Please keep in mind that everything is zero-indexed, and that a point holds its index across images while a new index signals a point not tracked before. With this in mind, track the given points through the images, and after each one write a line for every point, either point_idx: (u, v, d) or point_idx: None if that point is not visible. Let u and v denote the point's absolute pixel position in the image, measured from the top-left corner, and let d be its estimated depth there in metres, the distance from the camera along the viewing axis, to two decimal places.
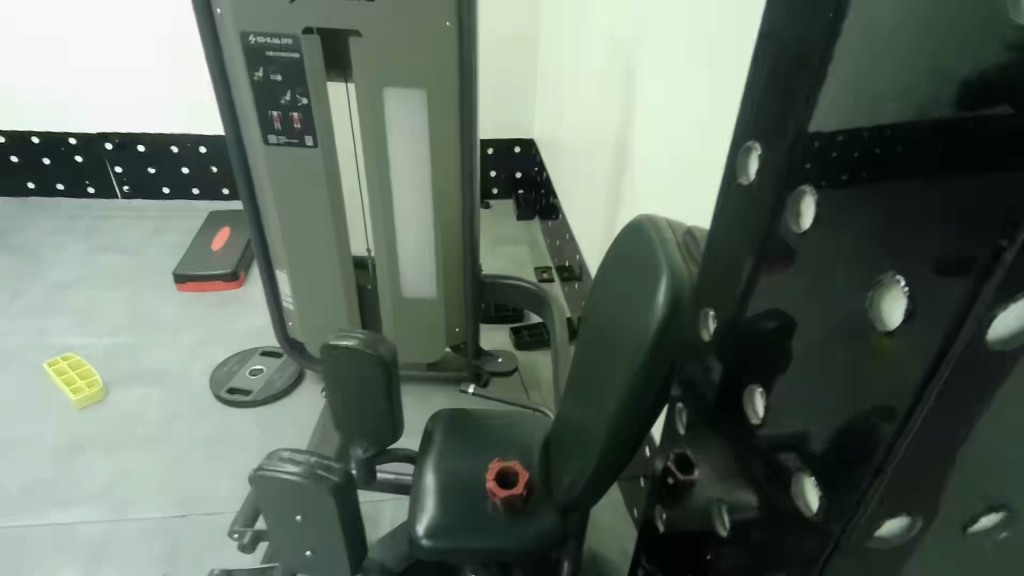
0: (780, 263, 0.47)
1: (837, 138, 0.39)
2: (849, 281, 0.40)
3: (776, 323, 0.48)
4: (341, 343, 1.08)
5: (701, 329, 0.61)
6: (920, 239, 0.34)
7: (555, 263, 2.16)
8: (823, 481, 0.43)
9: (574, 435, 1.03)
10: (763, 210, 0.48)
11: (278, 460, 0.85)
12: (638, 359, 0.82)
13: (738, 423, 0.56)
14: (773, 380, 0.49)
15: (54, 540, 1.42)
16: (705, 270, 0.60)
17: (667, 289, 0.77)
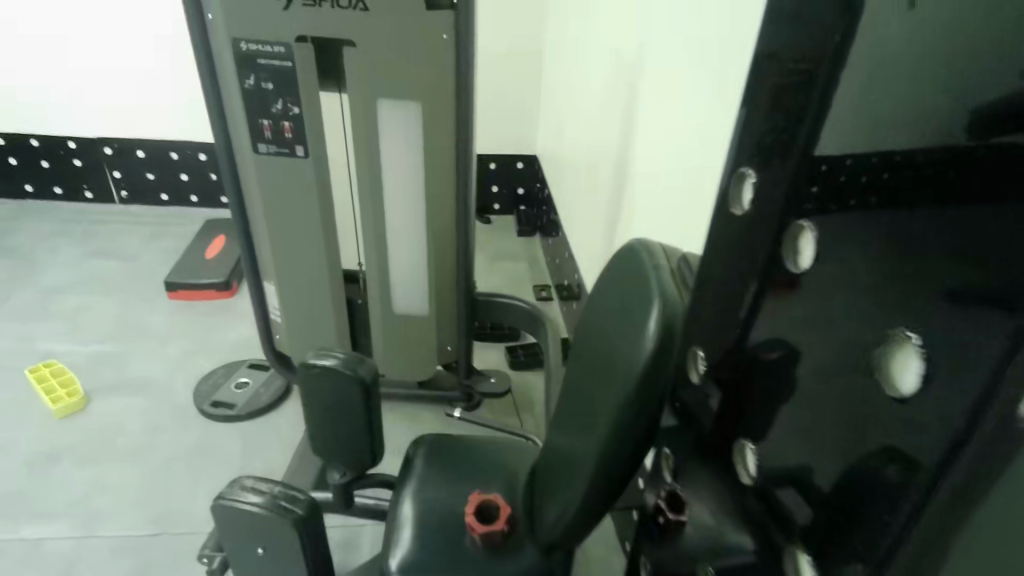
0: (784, 287, 0.41)
1: (845, 162, 0.34)
2: (847, 309, 0.35)
3: (778, 352, 0.43)
4: (318, 363, 1.03)
5: (692, 371, 0.57)
6: (927, 274, 0.30)
7: (554, 281, 2.11)
8: (824, 539, 0.38)
9: (561, 467, 0.97)
10: (766, 233, 0.42)
11: (241, 489, 0.81)
12: (627, 387, 0.75)
13: (729, 468, 0.51)
14: (772, 414, 0.44)
15: (20, 555, 1.36)
16: (697, 303, 0.54)
17: (660, 316, 0.72)
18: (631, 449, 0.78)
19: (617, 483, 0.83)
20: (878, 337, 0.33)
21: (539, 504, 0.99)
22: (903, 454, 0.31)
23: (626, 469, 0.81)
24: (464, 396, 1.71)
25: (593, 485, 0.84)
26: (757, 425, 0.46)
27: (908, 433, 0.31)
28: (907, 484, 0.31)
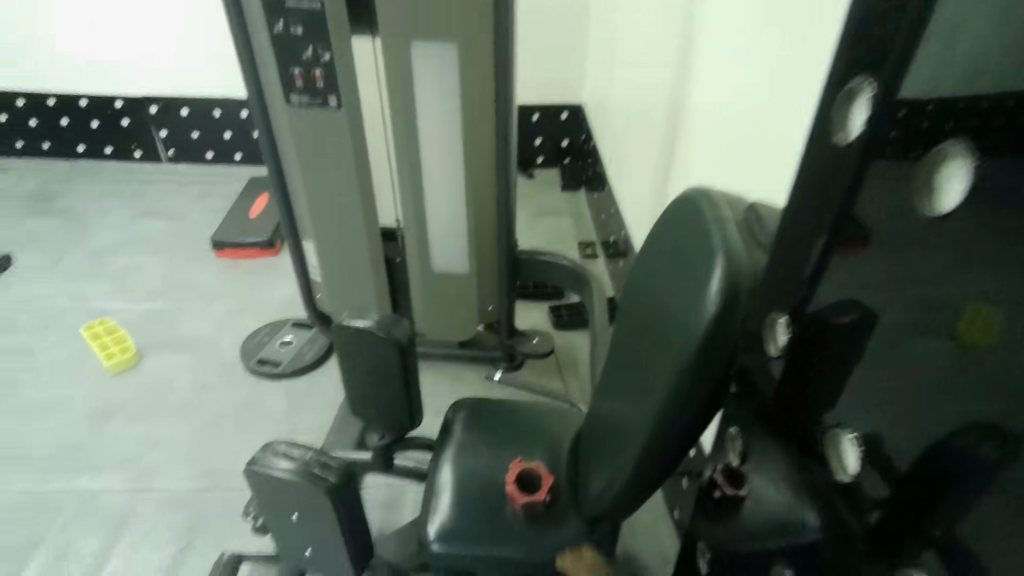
0: (850, 245, 0.42)
1: (927, 107, 0.35)
2: (917, 259, 0.37)
3: (851, 317, 0.43)
4: (353, 324, 0.99)
5: (770, 341, 0.53)
6: (1017, 233, 0.31)
7: (599, 238, 2.01)
8: (899, 505, 0.40)
9: (608, 435, 0.91)
10: (841, 179, 0.42)
11: (273, 455, 0.79)
12: (684, 352, 0.68)
13: (796, 431, 0.51)
14: (845, 376, 0.44)
15: (79, 506, 1.41)
16: (773, 261, 0.52)
17: (724, 274, 0.64)
18: (688, 419, 0.72)
19: (670, 454, 0.77)
20: (978, 296, 0.33)
21: (583, 471, 0.94)
22: (997, 432, 0.33)
23: (680, 441, 0.75)
24: (506, 356, 1.66)
25: (643, 455, 0.78)
26: (824, 394, 0.47)
27: (1004, 411, 0.32)
28: (999, 459, 0.33)
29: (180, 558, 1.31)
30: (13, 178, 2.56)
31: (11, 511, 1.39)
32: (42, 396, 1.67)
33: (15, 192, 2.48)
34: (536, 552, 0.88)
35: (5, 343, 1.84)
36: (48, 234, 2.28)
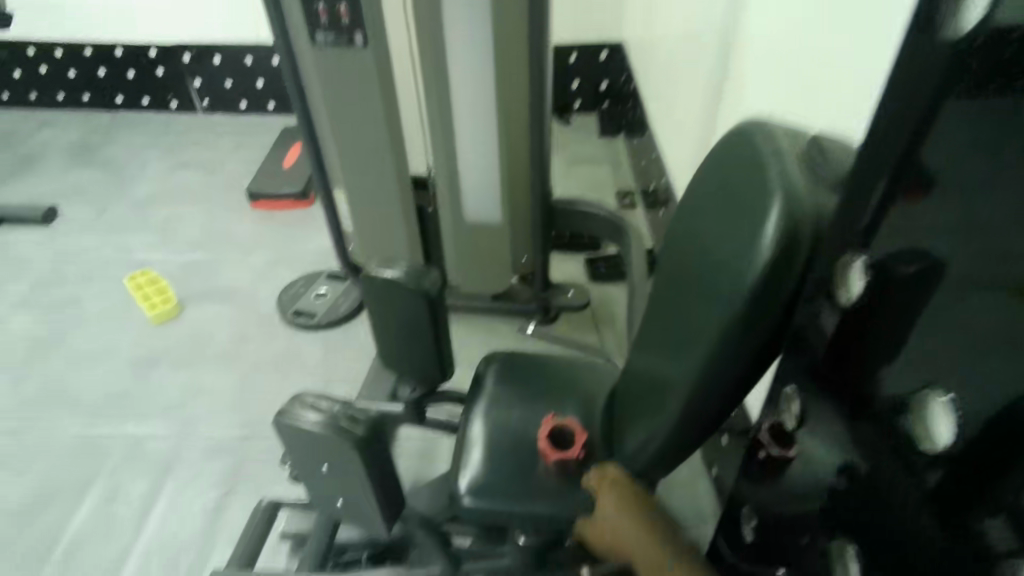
0: (915, 191, 0.40)
1: (1012, 35, 0.32)
2: (992, 202, 0.34)
3: (915, 267, 0.40)
4: (383, 274, 0.96)
5: (846, 286, 0.48)
6: None
7: (638, 186, 1.93)
8: (958, 467, 0.37)
9: (646, 390, 0.87)
10: (904, 122, 0.40)
11: (301, 407, 0.77)
12: (733, 302, 0.62)
13: (855, 385, 0.48)
14: (912, 326, 0.41)
15: (127, 450, 1.46)
16: (847, 203, 0.47)
17: (782, 215, 0.57)
18: (735, 374, 0.67)
19: (714, 410, 0.72)
20: None
21: (620, 429, 0.91)
22: None
23: (725, 397, 0.70)
24: (541, 309, 1.61)
25: (684, 411, 0.73)
26: (886, 347, 0.44)
27: None
28: None
29: (223, 501, 1.35)
30: (56, 130, 2.60)
31: (66, 454, 1.45)
32: (90, 344, 1.72)
33: (58, 145, 2.52)
34: (569, 510, 0.85)
35: (54, 293, 1.89)
36: (91, 186, 2.31)
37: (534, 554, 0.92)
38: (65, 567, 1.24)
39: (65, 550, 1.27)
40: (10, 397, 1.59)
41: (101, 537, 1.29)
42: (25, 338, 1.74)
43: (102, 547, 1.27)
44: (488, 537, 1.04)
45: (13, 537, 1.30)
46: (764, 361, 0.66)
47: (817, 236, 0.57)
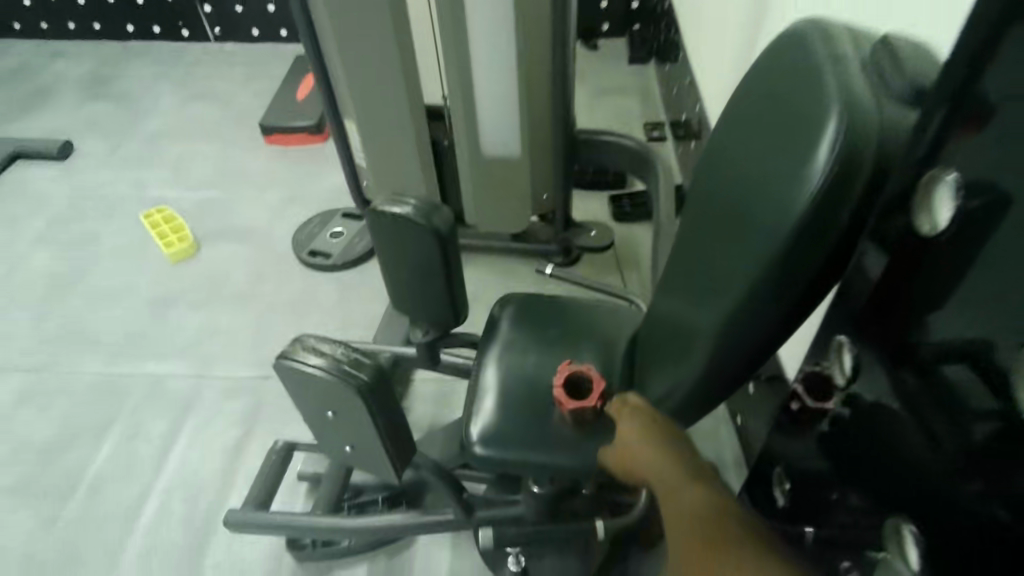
0: (973, 122, 0.35)
1: None
2: None
3: (976, 203, 0.36)
4: (391, 211, 0.89)
5: (928, 220, 0.40)
6: None
7: (668, 118, 1.80)
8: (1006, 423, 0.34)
9: (675, 333, 0.81)
10: (967, 41, 0.35)
11: (302, 350, 0.72)
12: (778, 234, 0.55)
13: (897, 335, 0.44)
14: (962, 271, 0.37)
15: (148, 389, 1.45)
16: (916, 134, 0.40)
17: (841, 131, 0.49)
18: (778, 316, 0.60)
19: (752, 357, 0.65)
20: None
21: (646, 377, 0.86)
22: None
23: (765, 342, 0.63)
24: (562, 250, 1.55)
25: (717, 356, 0.67)
26: (933, 293, 0.40)
27: None
28: None
29: (242, 441, 1.34)
30: (68, 62, 2.53)
31: (87, 392, 1.45)
32: (109, 282, 1.71)
33: (71, 77, 2.45)
34: (586, 463, 0.81)
35: (72, 230, 1.86)
36: (104, 120, 2.25)
37: (550, 499, 0.89)
38: (90, 503, 1.26)
39: (89, 486, 1.28)
40: (32, 334, 1.58)
41: (123, 475, 1.30)
42: (45, 276, 1.73)
43: (125, 485, 1.28)
44: (502, 484, 1.03)
45: (39, 472, 1.31)
46: (812, 303, 0.59)
47: (882, 154, 0.49)
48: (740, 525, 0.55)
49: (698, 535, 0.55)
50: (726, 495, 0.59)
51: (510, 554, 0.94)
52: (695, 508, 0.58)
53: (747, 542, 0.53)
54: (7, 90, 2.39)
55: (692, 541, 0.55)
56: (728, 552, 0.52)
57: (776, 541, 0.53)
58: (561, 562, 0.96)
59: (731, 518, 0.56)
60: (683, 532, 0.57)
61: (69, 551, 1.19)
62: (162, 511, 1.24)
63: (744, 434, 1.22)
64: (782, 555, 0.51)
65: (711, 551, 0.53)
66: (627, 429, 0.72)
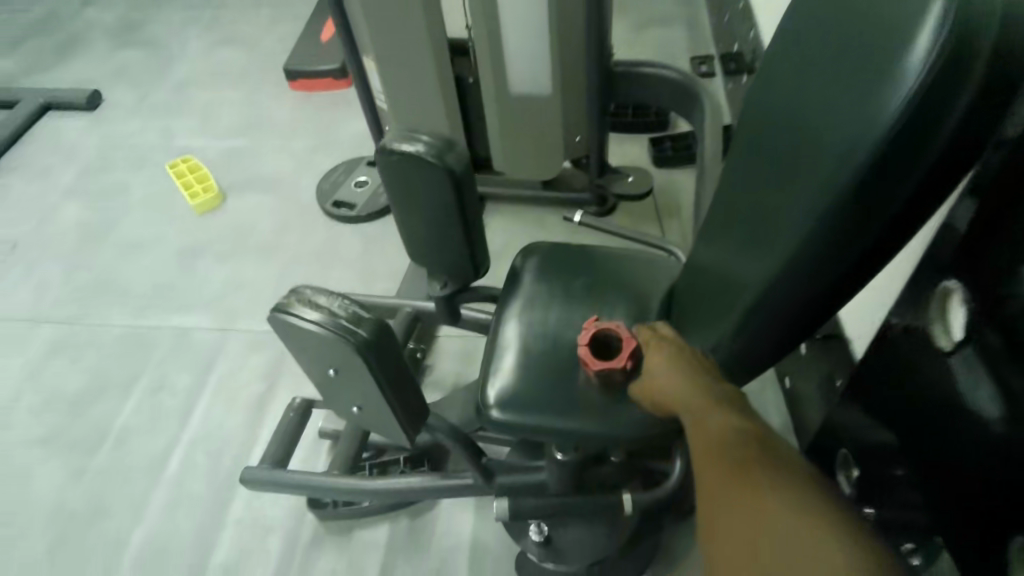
0: None
1: None
2: None
3: None
4: (400, 149, 0.80)
5: None
6: None
7: (719, 51, 1.64)
8: None
9: (718, 285, 0.71)
10: None
11: (298, 303, 0.66)
12: (863, 146, 0.45)
13: (985, 295, 0.44)
14: None
15: (174, 341, 1.43)
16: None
17: (952, 9, 0.40)
18: (855, 256, 0.49)
19: (815, 308, 0.55)
20: None
21: (686, 335, 0.76)
22: None
23: (832, 292, 0.53)
24: (596, 199, 1.43)
25: (773, 307, 0.57)
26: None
27: None
28: None
29: (266, 396, 1.31)
30: (98, 10, 2.48)
31: (115, 344, 1.44)
32: (136, 234, 1.68)
33: (100, 25, 2.41)
34: (616, 430, 0.73)
35: (101, 180, 1.84)
36: (132, 69, 2.20)
37: (575, 468, 0.82)
38: (118, 453, 1.26)
39: (116, 438, 1.28)
40: (63, 285, 1.57)
41: (148, 429, 1.29)
42: (74, 227, 1.71)
43: (150, 439, 1.28)
44: (523, 449, 0.96)
45: (70, 422, 1.32)
46: (897, 242, 0.48)
47: (1005, 41, 0.39)
48: (775, 454, 0.48)
49: (727, 461, 0.49)
50: (762, 425, 0.52)
51: (532, 524, 0.91)
52: (726, 433, 0.51)
53: (781, 471, 0.46)
54: (38, 40, 2.37)
55: (720, 466, 0.49)
56: (758, 477, 0.46)
57: (812, 472, 0.47)
58: (588, 533, 0.92)
59: (766, 446, 0.49)
60: (710, 455, 0.51)
61: (97, 503, 1.20)
62: (185, 465, 1.23)
63: (791, 398, 1.11)
64: (815, 483, 0.45)
65: (742, 477, 0.47)
66: (657, 359, 0.64)
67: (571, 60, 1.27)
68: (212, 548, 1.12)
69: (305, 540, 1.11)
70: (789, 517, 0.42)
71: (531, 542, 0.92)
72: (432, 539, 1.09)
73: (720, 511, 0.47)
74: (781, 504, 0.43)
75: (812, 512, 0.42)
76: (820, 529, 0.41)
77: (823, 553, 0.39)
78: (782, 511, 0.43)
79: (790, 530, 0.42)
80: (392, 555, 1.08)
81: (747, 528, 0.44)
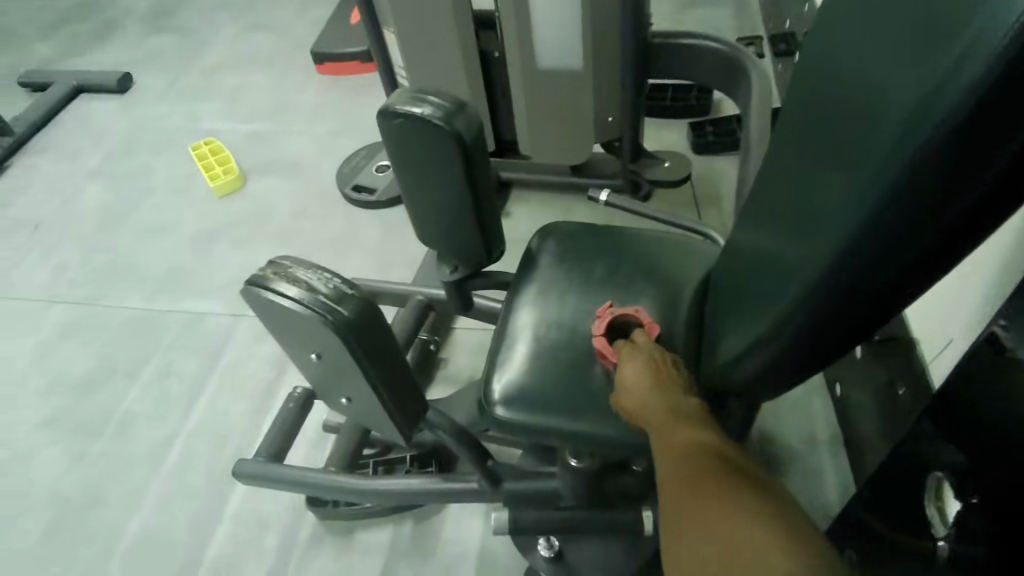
0: None
1: None
2: None
3: None
4: (404, 112, 0.72)
5: None
6: None
7: (769, 30, 1.51)
8: None
9: (758, 274, 0.60)
10: None
11: (275, 277, 0.58)
12: (953, 92, 0.34)
13: None
14: None
15: (185, 325, 1.39)
16: None
17: None
18: (930, 239, 0.38)
19: (875, 305, 0.44)
20: None
21: (719, 333, 0.66)
22: None
23: (897, 286, 0.42)
24: (629, 185, 1.34)
25: (822, 302, 0.46)
26: None
27: None
28: None
29: (273, 384, 1.25)
30: None
31: (126, 327, 1.40)
32: (154, 216, 1.65)
33: (136, 12, 2.41)
34: (637, 436, 0.63)
35: (126, 162, 1.82)
36: (164, 54, 2.19)
37: (590, 478, 0.73)
38: (121, 439, 1.22)
39: (120, 423, 1.24)
40: (81, 266, 1.55)
41: (152, 415, 1.25)
42: (97, 209, 1.70)
43: (154, 426, 1.23)
44: (535, 453, 0.88)
45: (75, 404, 1.29)
46: (990, 224, 0.37)
47: None
48: (737, 470, 0.46)
49: (682, 471, 0.48)
50: (724, 437, 0.51)
51: (541, 537, 0.83)
52: (693, 454, 0.49)
53: (738, 478, 0.45)
54: (76, 25, 2.38)
55: (675, 477, 0.47)
56: (718, 501, 0.43)
57: (778, 488, 0.44)
58: (603, 550, 0.84)
59: (729, 465, 0.47)
60: (669, 467, 0.49)
61: (95, 490, 1.16)
62: (186, 455, 1.18)
63: (842, 408, 0.99)
64: (769, 501, 0.42)
65: (693, 485, 0.45)
66: (630, 376, 0.60)
67: (604, 17, 1.14)
68: (207, 542, 1.07)
69: (304, 539, 1.04)
70: (744, 526, 0.40)
71: (540, 558, 0.84)
72: (437, 547, 1.01)
73: (673, 538, 0.44)
74: (738, 513, 0.41)
75: (767, 519, 0.40)
76: (764, 527, 0.39)
77: (771, 555, 0.37)
78: (730, 511, 0.41)
79: (744, 539, 0.39)
80: (393, 562, 1.00)
81: (704, 544, 0.41)
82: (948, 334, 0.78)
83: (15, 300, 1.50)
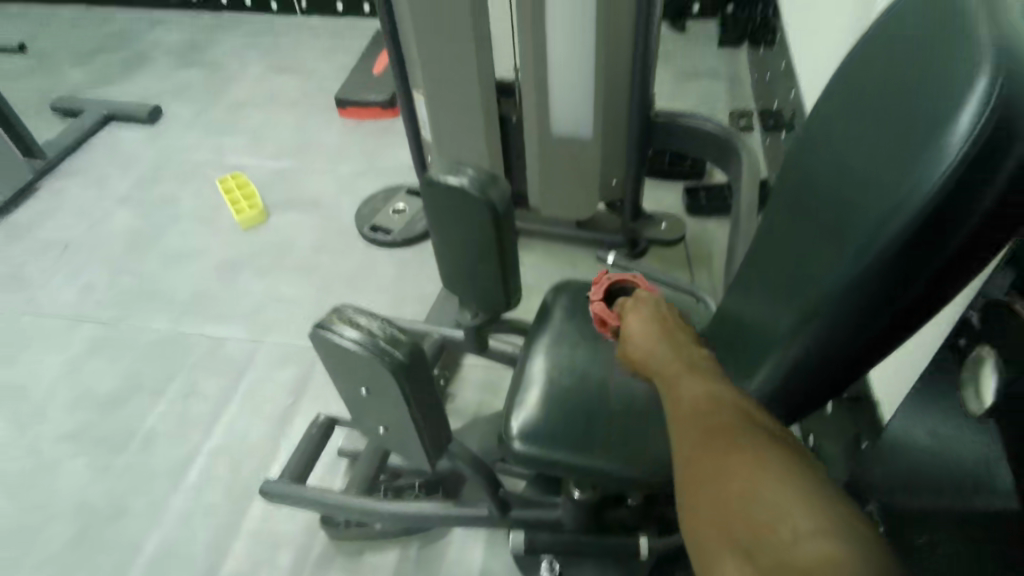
0: None
1: None
2: None
3: None
4: (447, 180, 0.84)
5: None
6: None
7: (759, 106, 1.68)
8: None
9: (746, 340, 0.72)
10: None
11: (339, 321, 0.68)
12: (895, 225, 0.46)
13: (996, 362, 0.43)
14: None
15: (207, 349, 1.47)
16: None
17: (992, 89, 0.41)
18: (881, 326, 0.51)
19: (846, 366, 0.56)
20: None
21: None
22: None
23: (857, 359, 0.54)
24: (628, 242, 1.46)
25: (798, 365, 0.58)
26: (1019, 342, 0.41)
27: None
28: None
29: (290, 410, 1.34)
30: (166, 30, 2.64)
31: (151, 348, 1.48)
32: (180, 244, 1.74)
33: (168, 45, 2.56)
34: (633, 471, 0.74)
35: (153, 190, 1.92)
36: (193, 88, 2.32)
37: (588, 508, 0.84)
38: (143, 454, 1.29)
39: (142, 439, 1.32)
40: (108, 287, 1.64)
41: (173, 433, 1.32)
42: (124, 233, 1.79)
43: (174, 444, 1.30)
44: (540, 485, 0.98)
45: (99, 420, 1.36)
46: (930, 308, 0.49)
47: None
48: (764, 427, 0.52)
49: (708, 420, 0.55)
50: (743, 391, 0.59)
51: (545, 561, 0.92)
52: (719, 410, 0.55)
53: (767, 434, 0.51)
54: (109, 54, 2.52)
55: (701, 425, 0.55)
56: (747, 449, 0.50)
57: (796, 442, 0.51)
58: None
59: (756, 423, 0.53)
60: (694, 418, 0.57)
61: (117, 503, 1.22)
62: (204, 474, 1.25)
63: None
64: (795, 457, 0.48)
65: (720, 436, 0.52)
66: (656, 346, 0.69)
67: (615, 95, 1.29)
68: (225, 557, 1.14)
69: (316, 557, 1.12)
70: (767, 479, 0.46)
71: None
72: (441, 569, 1.09)
73: (704, 479, 0.50)
74: (762, 463, 0.47)
75: (788, 475, 0.45)
76: (782, 474, 0.45)
77: (794, 510, 0.42)
78: (760, 456, 0.48)
79: (763, 491, 0.45)
80: None
81: (726, 490, 0.47)
82: (902, 394, 0.90)
83: (42, 317, 1.58)
